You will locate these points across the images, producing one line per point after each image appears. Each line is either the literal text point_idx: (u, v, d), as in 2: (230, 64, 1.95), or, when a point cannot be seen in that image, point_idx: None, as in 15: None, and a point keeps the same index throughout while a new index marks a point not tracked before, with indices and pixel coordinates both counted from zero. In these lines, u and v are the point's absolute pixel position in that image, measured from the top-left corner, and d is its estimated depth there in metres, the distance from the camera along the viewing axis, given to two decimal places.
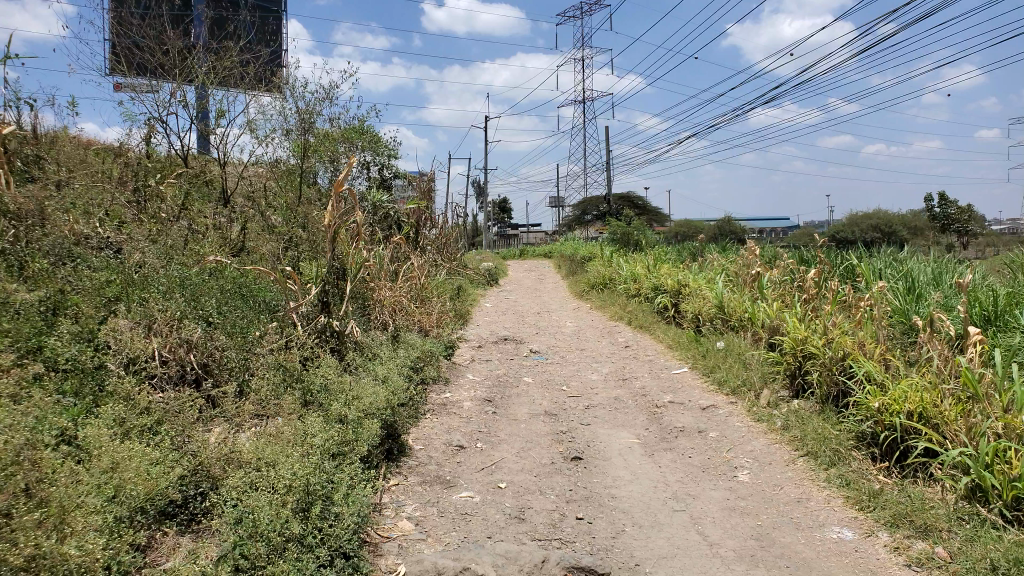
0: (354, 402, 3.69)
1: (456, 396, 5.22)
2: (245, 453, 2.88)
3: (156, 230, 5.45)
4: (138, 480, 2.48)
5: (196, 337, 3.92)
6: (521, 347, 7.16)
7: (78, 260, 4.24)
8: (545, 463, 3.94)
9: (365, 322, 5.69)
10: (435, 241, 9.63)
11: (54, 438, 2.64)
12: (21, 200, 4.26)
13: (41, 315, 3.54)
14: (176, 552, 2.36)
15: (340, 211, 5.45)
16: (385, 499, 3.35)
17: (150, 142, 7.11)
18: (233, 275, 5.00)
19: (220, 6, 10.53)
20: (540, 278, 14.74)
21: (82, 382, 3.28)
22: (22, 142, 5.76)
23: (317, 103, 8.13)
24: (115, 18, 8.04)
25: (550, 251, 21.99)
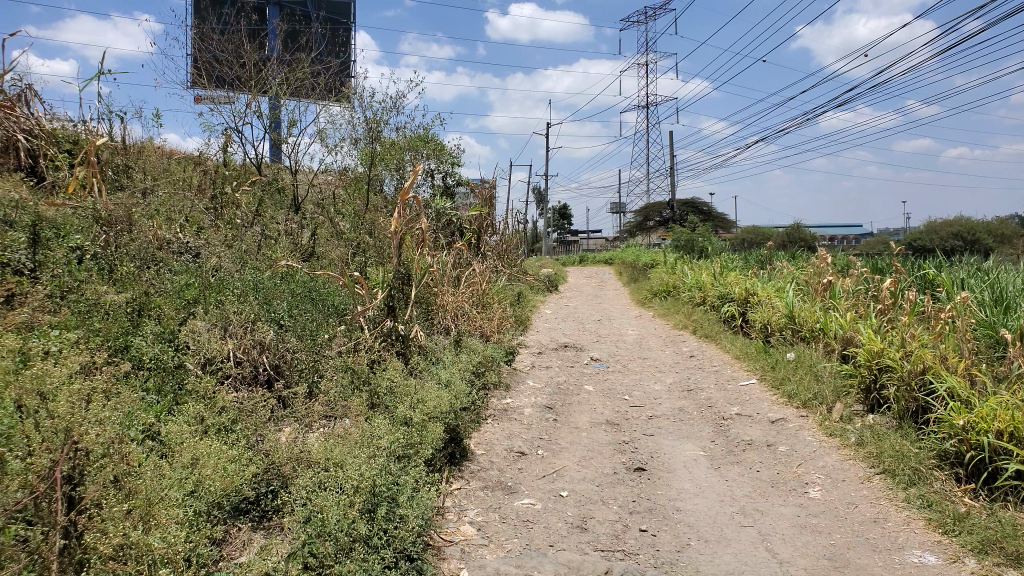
0: (420, 406, 3.73)
1: (517, 402, 5.22)
2: (314, 454, 2.94)
3: (231, 236, 5.65)
4: (217, 475, 2.56)
5: (268, 339, 4.04)
6: (582, 355, 7.13)
7: (161, 264, 4.49)
8: (608, 473, 3.91)
9: (429, 328, 5.75)
10: (497, 248, 9.69)
11: (141, 433, 2.76)
12: (111, 207, 4.50)
13: (129, 316, 3.72)
14: (249, 548, 2.42)
15: (406, 218, 5.55)
16: (448, 502, 3.37)
17: (227, 151, 7.38)
18: (302, 280, 5.14)
19: (292, 19, 10.85)
20: (601, 285, 14.64)
21: (164, 380, 3.41)
22: (112, 152, 6.07)
23: (384, 112, 8.30)
24: (196, 33, 8.39)
25: (612, 257, 21.85)
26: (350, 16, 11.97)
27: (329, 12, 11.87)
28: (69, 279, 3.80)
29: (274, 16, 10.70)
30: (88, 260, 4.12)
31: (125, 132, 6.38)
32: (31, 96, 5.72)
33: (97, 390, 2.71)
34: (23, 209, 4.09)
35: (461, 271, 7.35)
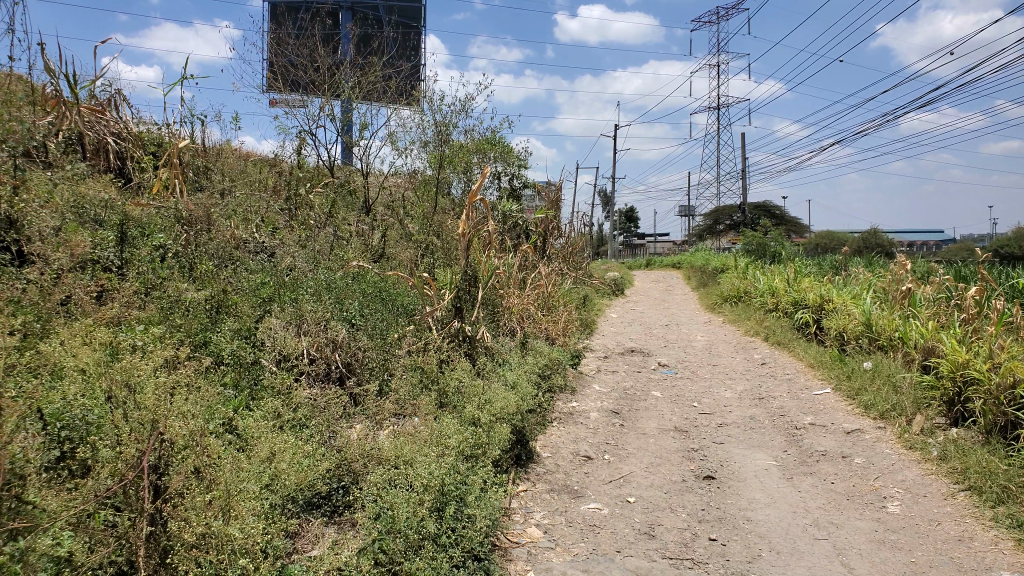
0: (487, 406, 3.75)
1: (583, 405, 5.20)
2: (385, 451, 2.98)
3: (304, 237, 5.79)
4: (292, 470, 2.63)
5: (341, 338, 4.13)
6: (649, 360, 7.04)
7: (238, 262, 4.63)
8: (676, 480, 3.85)
9: (495, 330, 5.77)
10: (563, 251, 9.66)
11: (220, 426, 2.86)
12: (192, 207, 4.70)
13: (208, 313, 3.86)
14: (322, 542, 2.47)
15: (473, 220, 5.60)
16: (514, 504, 3.38)
17: (301, 154, 7.59)
18: (373, 280, 5.24)
19: (364, 24, 11.08)
20: (669, 290, 14.45)
21: (241, 375, 3.51)
22: (194, 154, 6.32)
23: (453, 115, 8.38)
24: (273, 38, 8.65)
25: (680, 261, 21.52)
26: (421, 19, 12.11)
27: (400, 16, 12.04)
28: (152, 277, 3.97)
29: (346, 21, 10.93)
30: (171, 258, 4.29)
31: (206, 135, 6.62)
32: (120, 101, 6.00)
33: (180, 383, 2.82)
34: (111, 209, 4.32)
35: (528, 274, 7.36)
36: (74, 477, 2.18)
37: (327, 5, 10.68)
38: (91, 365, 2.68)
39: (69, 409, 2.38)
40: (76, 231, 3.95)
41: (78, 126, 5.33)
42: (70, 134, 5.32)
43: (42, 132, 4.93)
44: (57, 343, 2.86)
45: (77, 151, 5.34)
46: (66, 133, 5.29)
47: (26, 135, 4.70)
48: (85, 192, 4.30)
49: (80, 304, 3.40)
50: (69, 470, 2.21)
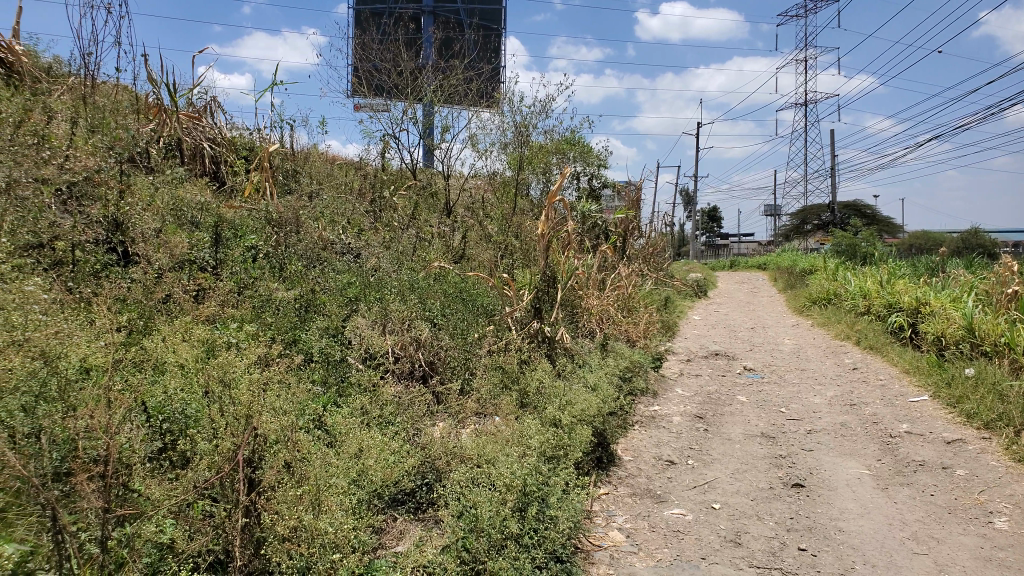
0: (568, 408, 3.73)
1: (666, 409, 5.11)
2: (468, 450, 3.00)
3: (387, 239, 5.90)
4: (379, 467, 2.68)
5: (424, 336, 4.20)
6: (733, 363, 6.87)
7: (325, 263, 4.76)
8: (764, 487, 3.74)
9: (574, 331, 5.74)
10: (643, 251, 9.52)
11: (310, 422, 2.95)
12: (282, 210, 4.88)
13: (298, 312, 3.98)
14: (406, 539, 2.51)
15: (553, 221, 5.59)
16: (596, 506, 3.36)
17: (384, 157, 7.77)
18: (454, 280, 5.29)
19: (446, 27, 11.24)
20: (755, 291, 14.07)
21: (329, 372, 3.61)
22: (284, 159, 6.56)
23: (533, 116, 8.39)
24: (358, 44, 8.88)
25: (765, 262, 20.90)
26: (501, 20, 12.16)
27: (482, 18, 12.14)
28: (245, 276, 4.12)
29: (428, 26, 11.12)
30: (262, 258, 4.45)
31: (294, 140, 6.85)
32: (215, 108, 6.27)
33: (273, 379, 2.92)
34: (207, 211, 4.52)
35: (607, 275, 7.29)
36: (175, 467, 2.29)
37: (410, 11, 10.90)
38: (190, 360, 2.81)
39: (169, 402, 2.49)
40: (175, 232, 4.15)
41: (177, 133, 5.60)
42: (170, 140, 5.60)
43: (145, 139, 5.21)
44: (159, 339, 3.01)
45: (176, 156, 5.60)
46: (166, 139, 5.57)
47: (130, 142, 4.98)
48: (184, 195, 4.52)
49: (179, 302, 3.56)
50: (170, 461, 2.30)
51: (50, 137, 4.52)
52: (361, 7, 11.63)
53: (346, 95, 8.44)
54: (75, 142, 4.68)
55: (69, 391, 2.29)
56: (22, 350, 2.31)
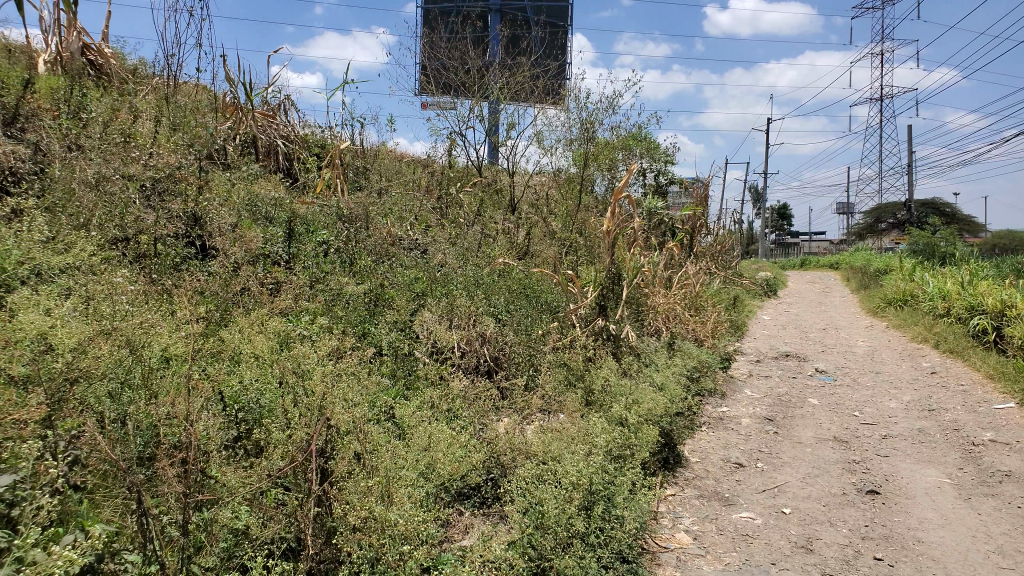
0: (635, 406, 3.68)
1: (734, 410, 5.00)
2: (533, 446, 2.99)
3: (453, 235, 5.95)
4: (446, 461, 2.71)
5: (489, 332, 4.22)
6: (804, 365, 6.68)
7: (393, 258, 4.81)
8: (837, 493, 3.62)
9: (640, 329, 5.68)
10: (712, 249, 9.34)
11: (380, 414, 3.00)
12: (352, 206, 4.98)
13: (368, 305, 4.05)
14: (471, 533, 2.52)
15: (618, 218, 5.53)
16: (662, 507, 3.31)
17: (451, 154, 7.85)
18: (518, 277, 5.30)
19: (513, 25, 11.27)
20: (827, 291, 13.66)
21: (397, 365, 3.66)
22: (353, 156, 6.69)
23: (599, 112, 8.33)
24: (426, 43, 8.99)
25: (838, 261, 20.26)
26: (567, 17, 12.13)
27: (549, 15, 12.12)
28: (317, 270, 4.21)
29: (495, 24, 11.18)
30: (333, 252, 4.54)
31: (364, 137, 6.98)
32: (289, 107, 6.43)
33: (344, 371, 2.98)
34: (281, 207, 4.64)
35: (673, 273, 7.18)
36: (250, 456, 2.36)
37: (477, 9, 10.98)
38: (265, 351, 2.88)
39: (245, 393, 2.56)
40: (250, 227, 4.28)
41: (253, 130, 5.76)
42: (246, 137, 5.77)
43: (223, 137, 5.38)
44: (235, 331, 3.10)
45: (251, 153, 5.76)
46: (243, 137, 5.75)
47: (209, 139, 5.14)
48: (259, 191, 4.66)
49: (254, 295, 3.66)
50: (245, 450, 2.36)
51: (136, 137, 4.72)
52: (429, 7, 11.76)
53: (414, 93, 8.54)
54: (158, 140, 4.87)
55: (152, 379, 2.39)
56: (110, 338, 2.42)
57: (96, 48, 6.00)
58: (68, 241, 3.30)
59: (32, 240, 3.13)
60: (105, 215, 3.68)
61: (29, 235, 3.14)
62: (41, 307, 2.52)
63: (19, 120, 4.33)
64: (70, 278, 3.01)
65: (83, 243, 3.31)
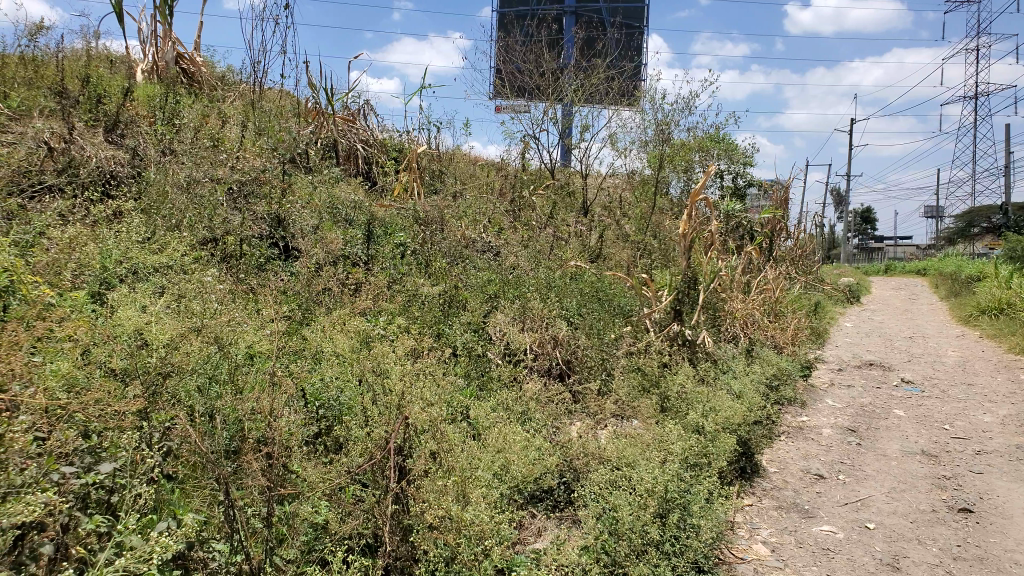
0: (711, 413, 3.60)
1: (814, 420, 4.85)
2: (607, 451, 2.97)
3: (526, 238, 5.97)
4: (521, 463, 2.71)
5: (562, 335, 4.21)
6: (889, 374, 6.42)
7: (467, 260, 4.85)
8: (925, 510, 3.45)
9: (716, 334, 5.56)
10: (792, 254, 9.07)
11: (455, 415, 3.03)
12: (428, 209, 5.05)
13: (443, 307, 4.10)
14: (544, 536, 2.52)
15: (696, 221, 5.43)
16: (738, 517, 3.24)
17: (525, 157, 7.88)
18: (592, 280, 5.27)
19: (588, 27, 11.24)
20: (914, 298, 13.09)
21: (471, 366, 3.69)
22: (430, 160, 6.80)
23: (675, 113, 8.21)
24: (501, 46, 9.06)
25: (926, 267, 19.42)
26: (643, 17, 11.97)
27: (625, 16, 11.99)
28: (395, 271, 4.29)
29: (570, 27, 11.16)
30: (410, 254, 4.61)
31: (440, 141, 7.08)
32: (368, 111, 6.57)
33: (421, 371, 3.02)
34: (360, 209, 4.75)
35: (752, 277, 7.01)
36: (330, 452, 2.43)
37: (553, 12, 10.97)
38: (345, 350, 2.95)
39: (326, 389, 2.62)
40: (331, 229, 4.39)
41: (333, 135, 5.92)
42: (327, 142, 5.93)
43: (305, 141, 5.54)
44: (316, 330, 3.18)
45: (332, 156, 5.91)
46: (324, 141, 5.91)
47: (293, 144, 5.30)
48: (339, 194, 4.78)
49: (334, 296, 3.75)
50: (325, 446, 2.44)
51: (224, 142, 4.92)
52: (505, 10, 11.85)
53: (489, 97, 8.60)
54: (245, 144, 5.07)
55: (238, 375, 2.48)
56: (200, 335, 2.51)
57: (189, 57, 6.26)
58: (161, 242, 3.46)
59: (130, 240, 3.30)
60: (195, 217, 3.86)
61: (127, 236, 3.31)
62: (137, 304, 2.65)
63: (118, 126, 4.57)
64: (163, 277, 3.15)
65: (176, 244, 3.46)
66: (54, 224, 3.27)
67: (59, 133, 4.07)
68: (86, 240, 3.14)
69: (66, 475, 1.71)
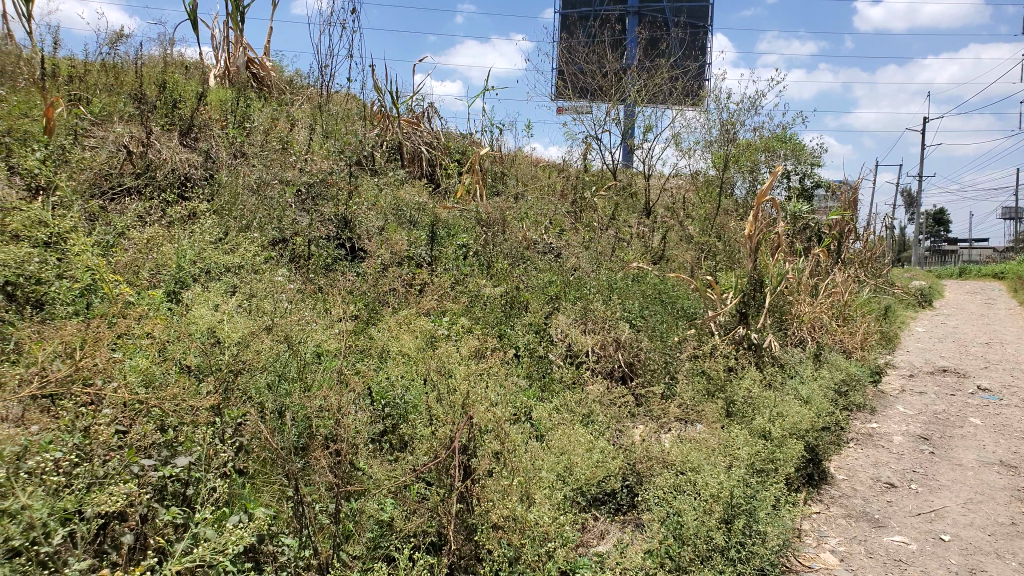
0: (778, 419, 3.50)
1: (885, 427, 4.68)
2: (671, 455, 2.92)
3: (587, 239, 5.94)
4: (585, 465, 2.70)
5: (624, 337, 4.17)
6: (966, 381, 6.15)
7: (529, 261, 4.84)
8: (1005, 523, 3.29)
9: (783, 338, 5.43)
10: (861, 256, 8.79)
11: (517, 416, 3.03)
12: (490, 211, 5.07)
13: (505, 308, 4.11)
14: (607, 539, 2.50)
15: (763, 223, 5.30)
16: (805, 525, 3.15)
17: (587, 158, 7.84)
18: (654, 281, 5.21)
19: (651, 26, 11.14)
20: (992, 303, 12.54)
21: (532, 366, 3.70)
22: (492, 162, 6.83)
23: (740, 112, 8.03)
24: (564, 48, 9.05)
25: (1005, 270, 18.59)
26: (709, 16, 11.75)
27: (689, 15, 11.80)
28: (458, 272, 4.32)
29: (633, 27, 11.05)
30: (472, 256, 4.64)
31: (502, 143, 7.11)
32: (432, 114, 6.64)
33: (485, 372, 3.03)
34: (424, 211, 4.80)
35: (820, 280, 6.82)
36: (395, 450, 2.47)
37: (616, 12, 10.88)
38: (411, 350, 2.98)
39: (391, 389, 2.66)
40: (395, 231, 4.44)
41: (398, 137, 6.01)
42: (392, 144, 6.01)
43: (371, 143, 5.63)
44: (383, 330, 3.22)
45: (397, 159, 5.98)
46: (389, 144, 5.99)
47: (359, 146, 5.39)
48: (404, 196, 4.84)
49: (399, 296, 3.79)
50: (390, 444, 2.48)
51: (293, 145, 5.04)
52: (567, 11, 11.83)
53: (552, 98, 8.60)
54: (312, 147, 5.18)
55: (307, 373, 2.53)
56: (270, 334, 2.57)
57: (259, 62, 6.43)
58: (233, 242, 3.56)
59: (204, 240, 3.41)
60: (265, 218, 3.97)
61: (200, 237, 3.42)
62: (211, 302, 2.73)
63: (193, 130, 4.72)
64: (235, 277, 3.24)
65: (248, 245, 3.56)
66: (133, 225, 3.40)
67: (138, 137, 4.23)
68: (162, 240, 3.26)
69: (145, 468, 1.78)
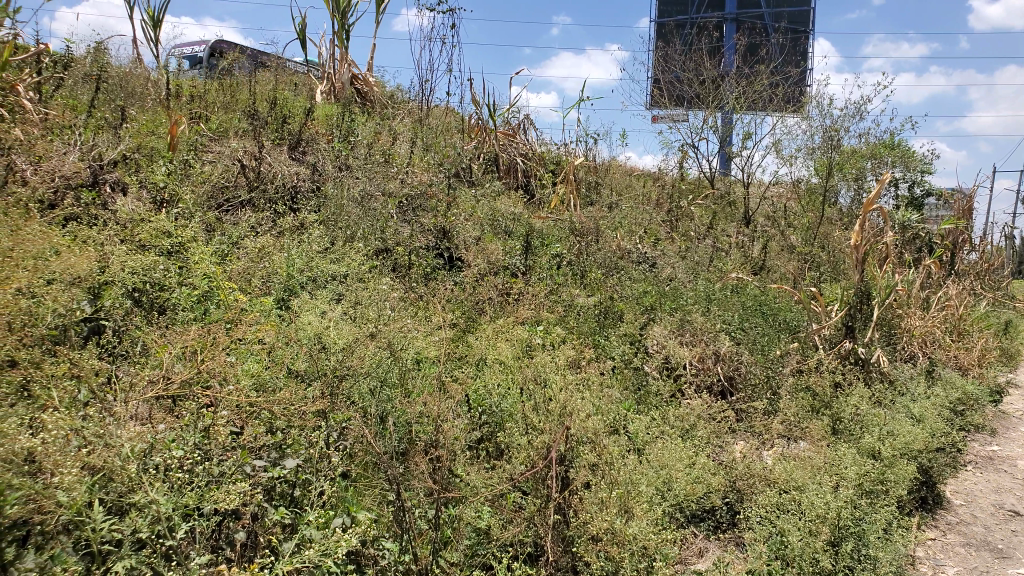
0: (889, 438, 3.31)
1: (1008, 450, 4.36)
2: (774, 472, 2.80)
3: (684, 249, 5.83)
4: (682, 481, 2.63)
5: (724, 350, 4.04)
6: None
7: (623, 270, 4.79)
8: None
9: (893, 354, 5.15)
10: (977, 268, 8.27)
11: (612, 427, 2.99)
12: (584, 221, 5.06)
13: (599, 318, 4.08)
14: (707, 557, 2.44)
15: (870, 234, 5.07)
16: (919, 552, 2.96)
17: (683, 167, 7.70)
18: (754, 292, 5.06)
19: (751, 31, 10.89)
20: None
21: (627, 377, 3.65)
22: (586, 172, 6.81)
23: (845, 118, 7.71)
24: (660, 56, 8.97)
25: None
26: (811, 21, 11.37)
27: (790, 20, 11.46)
28: (551, 282, 4.32)
29: (731, 33, 10.84)
30: (566, 265, 4.63)
31: (596, 153, 7.07)
32: (527, 125, 6.68)
33: (581, 383, 3.01)
34: (519, 221, 4.83)
35: (933, 293, 6.45)
36: (491, 458, 2.48)
37: (714, 19, 10.68)
38: (507, 358, 3.00)
39: (488, 397, 2.67)
40: (491, 240, 4.48)
41: (494, 149, 6.08)
42: (488, 156, 6.09)
43: (468, 155, 5.71)
44: (479, 338, 3.26)
45: (494, 170, 6.05)
46: (486, 156, 6.09)
47: (457, 158, 5.49)
48: (499, 207, 4.87)
49: (495, 306, 3.83)
50: (487, 451, 2.50)
51: (394, 157, 5.19)
52: (664, 19, 11.69)
53: (647, 106, 8.52)
54: (412, 159, 5.31)
55: (408, 379, 2.58)
56: (374, 340, 2.63)
57: (363, 78, 6.67)
58: (339, 252, 3.68)
59: (312, 250, 3.54)
60: (368, 229, 4.09)
61: (308, 247, 3.56)
62: (318, 310, 2.83)
63: (301, 144, 4.93)
64: (340, 285, 3.34)
65: (352, 254, 3.67)
66: (246, 236, 3.57)
67: (251, 151, 4.43)
68: (272, 250, 3.41)
69: (257, 469, 1.85)
